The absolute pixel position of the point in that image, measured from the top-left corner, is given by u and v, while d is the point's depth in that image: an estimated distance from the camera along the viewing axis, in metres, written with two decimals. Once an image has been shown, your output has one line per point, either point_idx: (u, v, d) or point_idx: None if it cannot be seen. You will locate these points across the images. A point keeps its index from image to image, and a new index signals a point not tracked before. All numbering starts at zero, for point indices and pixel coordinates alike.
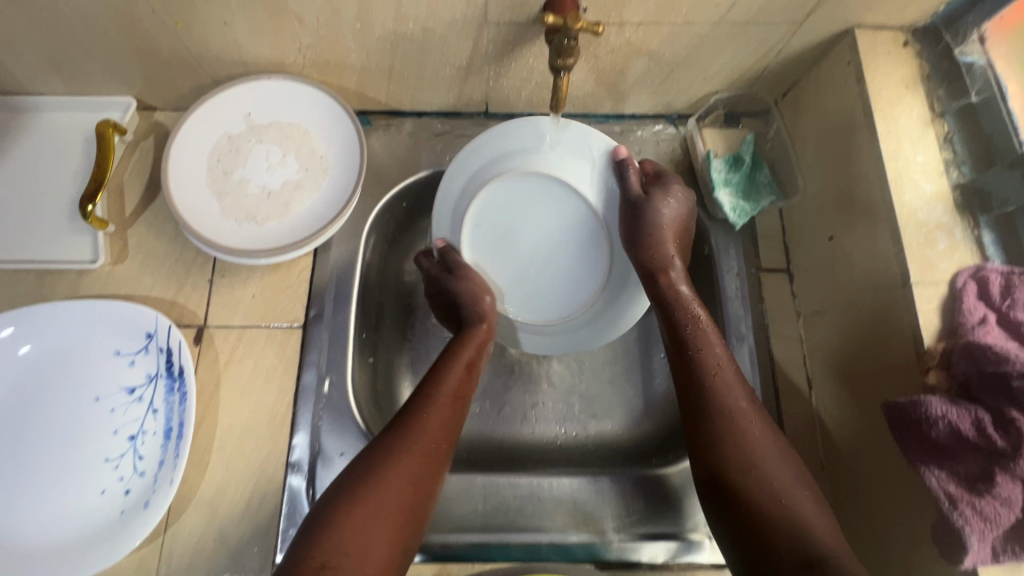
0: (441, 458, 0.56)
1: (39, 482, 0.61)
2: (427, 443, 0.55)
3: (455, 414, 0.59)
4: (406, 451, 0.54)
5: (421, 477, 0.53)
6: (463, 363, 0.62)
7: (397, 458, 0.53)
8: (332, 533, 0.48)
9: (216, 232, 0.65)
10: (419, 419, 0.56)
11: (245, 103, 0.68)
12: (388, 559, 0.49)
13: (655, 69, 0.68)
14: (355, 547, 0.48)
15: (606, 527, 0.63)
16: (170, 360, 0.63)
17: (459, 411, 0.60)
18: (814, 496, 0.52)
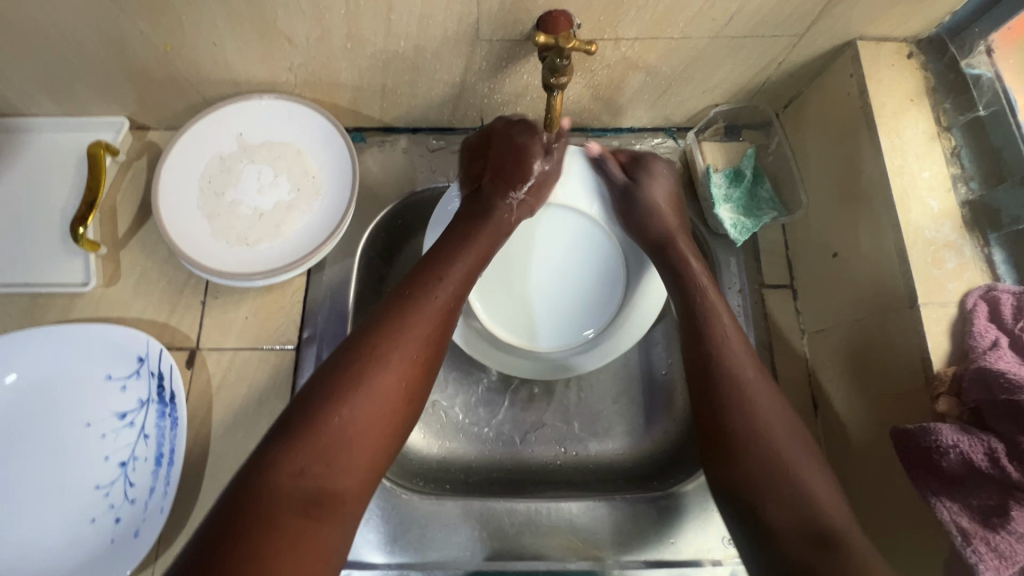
0: (429, 365, 0.52)
1: (29, 511, 0.60)
2: (415, 346, 0.51)
3: (448, 315, 0.54)
4: (393, 353, 0.49)
5: (410, 381, 0.50)
6: (472, 254, 0.59)
7: (380, 363, 0.48)
8: (300, 442, 0.44)
9: (207, 254, 0.64)
10: (415, 306, 0.53)
11: (236, 123, 0.68)
12: (366, 465, 0.46)
13: (653, 83, 0.67)
14: (329, 454, 0.44)
15: (606, 553, 0.62)
16: (161, 385, 0.62)
17: (456, 309, 0.56)
18: (824, 475, 0.50)
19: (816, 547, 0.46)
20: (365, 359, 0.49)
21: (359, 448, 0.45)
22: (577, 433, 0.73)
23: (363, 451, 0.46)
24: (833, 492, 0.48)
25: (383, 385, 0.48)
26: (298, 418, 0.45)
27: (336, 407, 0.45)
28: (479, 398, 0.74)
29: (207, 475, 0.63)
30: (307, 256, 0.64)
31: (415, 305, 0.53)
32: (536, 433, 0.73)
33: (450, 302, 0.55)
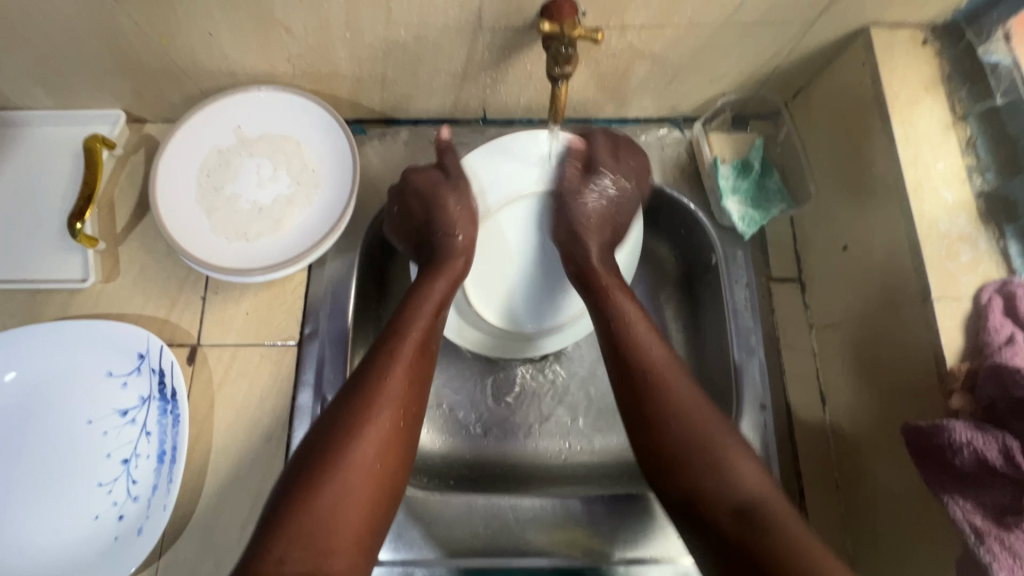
0: (409, 429, 0.53)
1: (32, 508, 0.60)
2: (390, 415, 0.52)
3: (419, 371, 0.55)
4: (366, 427, 0.50)
5: (388, 454, 0.50)
6: (432, 307, 0.58)
7: (355, 439, 0.49)
8: (285, 532, 0.45)
9: (206, 249, 0.63)
10: (382, 378, 0.53)
11: (233, 115, 0.66)
12: (358, 536, 0.47)
13: (659, 72, 0.65)
14: (315, 534, 0.45)
15: (611, 550, 0.61)
16: (162, 381, 0.62)
17: (424, 374, 0.56)
18: (750, 455, 0.51)
19: (739, 522, 0.47)
20: (340, 444, 0.49)
21: (347, 525, 0.47)
22: (580, 426, 0.72)
23: (351, 530, 0.47)
24: (759, 470, 0.49)
25: (361, 466, 0.49)
26: (281, 510, 0.46)
27: (317, 488, 0.47)
28: (481, 392, 0.73)
29: (209, 472, 0.62)
30: (308, 251, 0.63)
31: (382, 378, 0.53)
32: (539, 428, 0.72)
33: (415, 366, 0.55)
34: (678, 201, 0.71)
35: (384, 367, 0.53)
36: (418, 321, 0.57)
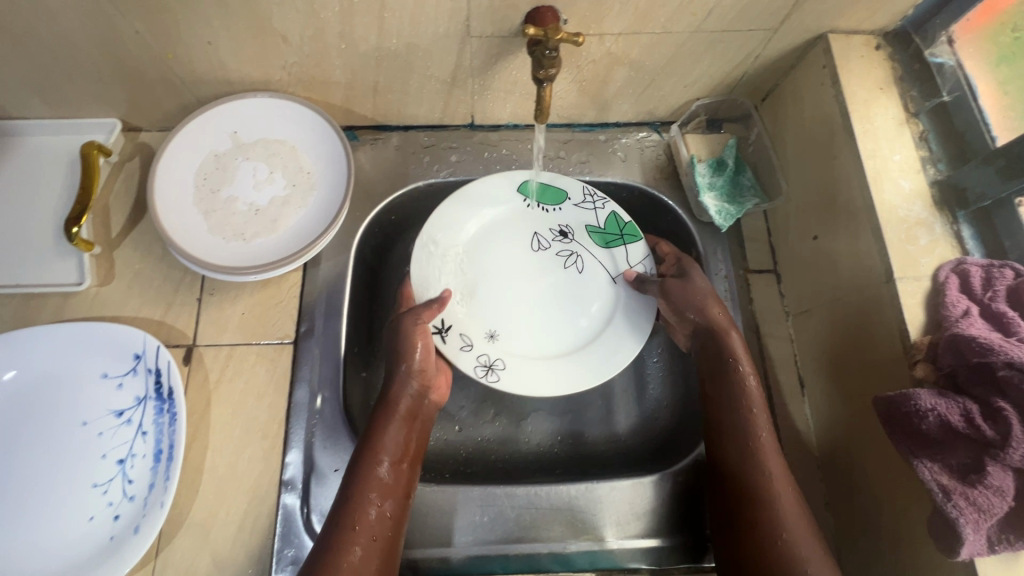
0: (390, 539, 0.55)
1: (24, 511, 0.59)
2: (372, 523, 0.54)
3: (398, 485, 0.57)
4: (352, 542, 0.52)
5: (372, 564, 0.52)
6: (403, 415, 0.60)
7: (346, 551, 0.52)
8: None
9: (203, 249, 0.64)
10: (344, 546, 0.52)
11: (232, 121, 0.68)
12: None
13: (637, 77, 0.69)
14: None
15: (605, 534, 0.62)
16: (159, 381, 0.63)
17: (410, 464, 0.59)
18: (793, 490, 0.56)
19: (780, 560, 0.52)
20: (335, 540, 0.52)
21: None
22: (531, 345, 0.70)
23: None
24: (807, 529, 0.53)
25: (352, 571, 0.51)
26: None
27: None
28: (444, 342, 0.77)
29: (206, 471, 0.62)
30: (305, 249, 0.64)
31: (349, 546, 0.52)
32: (488, 351, 0.68)
33: (392, 495, 0.56)
34: (659, 199, 0.76)
35: (356, 515, 0.54)
36: (394, 450, 0.58)
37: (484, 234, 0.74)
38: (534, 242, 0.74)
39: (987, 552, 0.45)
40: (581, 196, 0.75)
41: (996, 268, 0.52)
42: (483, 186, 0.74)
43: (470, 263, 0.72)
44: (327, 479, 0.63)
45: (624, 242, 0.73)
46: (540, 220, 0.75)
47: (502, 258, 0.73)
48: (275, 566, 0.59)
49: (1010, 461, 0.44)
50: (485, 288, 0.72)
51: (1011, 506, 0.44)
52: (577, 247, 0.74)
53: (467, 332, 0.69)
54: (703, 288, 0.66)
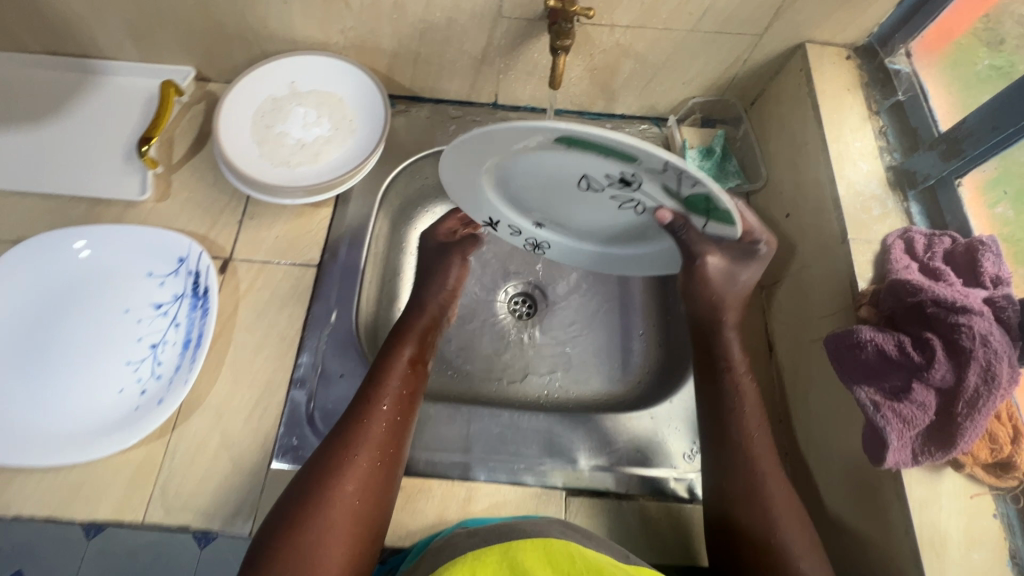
0: (408, 422, 0.64)
1: (64, 377, 0.67)
2: (393, 404, 0.63)
3: (413, 381, 0.67)
4: (375, 414, 0.62)
5: (392, 438, 0.61)
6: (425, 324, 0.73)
7: (370, 422, 0.61)
8: (307, 502, 0.55)
9: (255, 171, 0.74)
10: (369, 418, 0.61)
11: (291, 72, 0.79)
12: (371, 509, 0.57)
13: (642, 70, 0.80)
14: (337, 512, 0.55)
15: (578, 456, 0.68)
16: (197, 281, 0.71)
17: (422, 364, 0.69)
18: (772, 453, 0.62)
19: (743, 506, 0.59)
20: (361, 415, 0.62)
21: (333, 557, 0.53)
22: (576, 238, 0.69)
23: (337, 560, 0.53)
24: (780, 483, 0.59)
25: (374, 439, 0.60)
26: (314, 473, 0.57)
27: (342, 462, 0.58)
28: (484, 259, 0.91)
29: (226, 365, 0.69)
30: (344, 180, 0.74)
31: (373, 420, 0.61)
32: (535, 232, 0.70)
33: (409, 382, 0.66)
34: None
35: (380, 394, 0.63)
36: (411, 347, 0.69)
37: (517, 158, 0.57)
38: (580, 184, 0.56)
39: (910, 461, 0.51)
40: (661, 165, 0.47)
41: (938, 235, 0.60)
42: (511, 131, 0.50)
43: (518, 171, 0.59)
44: (333, 382, 0.70)
45: (706, 219, 0.54)
46: (595, 163, 0.52)
47: (539, 181, 0.59)
48: (276, 451, 0.65)
49: (932, 380, 0.51)
50: (530, 199, 0.63)
51: (932, 420, 0.51)
52: (638, 194, 0.55)
53: (513, 223, 0.70)
54: (739, 289, 0.67)
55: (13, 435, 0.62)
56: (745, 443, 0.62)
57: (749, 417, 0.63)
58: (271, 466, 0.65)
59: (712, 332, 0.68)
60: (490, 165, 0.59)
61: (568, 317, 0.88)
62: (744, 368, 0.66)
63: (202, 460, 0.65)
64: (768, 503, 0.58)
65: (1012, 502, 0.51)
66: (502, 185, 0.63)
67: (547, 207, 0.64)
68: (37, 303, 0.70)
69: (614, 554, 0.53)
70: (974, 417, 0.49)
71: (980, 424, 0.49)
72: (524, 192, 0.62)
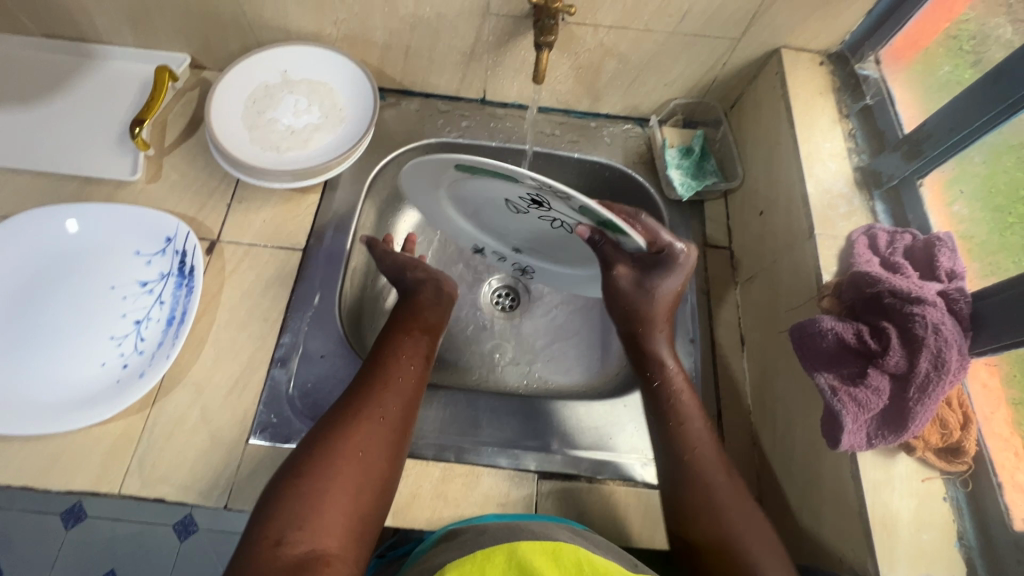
0: (419, 384, 0.66)
1: (47, 349, 0.68)
2: (403, 367, 0.65)
3: (421, 348, 0.69)
4: (386, 376, 0.64)
5: (402, 398, 0.63)
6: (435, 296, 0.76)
7: (382, 381, 0.63)
8: (318, 454, 0.56)
9: (244, 155, 0.75)
10: (379, 379, 0.63)
11: (283, 62, 0.81)
12: (381, 464, 0.58)
13: (625, 70, 0.83)
14: (347, 464, 0.56)
15: (551, 441, 0.70)
16: (183, 261, 0.72)
17: (432, 335, 0.72)
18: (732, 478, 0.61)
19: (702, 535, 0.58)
20: (371, 376, 0.64)
21: (338, 509, 0.54)
22: (544, 261, 0.81)
23: (345, 511, 0.54)
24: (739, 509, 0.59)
25: (385, 397, 0.62)
26: (325, 428, 0.59)
27: (353, 418, 0.59)
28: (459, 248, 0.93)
29: (208, 342, 0.71)
30: (331, 165, 0.75)
31: (384, 381, 0.63)
32: (512, 258, 0.83)
33: (417, 353, 0.68)
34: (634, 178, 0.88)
35: (390, 358, 0.66)
36: (421, 322, 0.72)
37: (464, 185, 0.71)
38: (509, 207, 0.69)
39: (863, 443, 0.53)
40: (540, 184, 0.58)
41: (899, 232, 0.62)
42: (426, 163, 0.67)
43: (462, 200, 0.75)
44: (314, 362, 0.72)
45: (617, 232, 0.62)
46: (506, 188, 0.64)
47: (484, 204, 0.72)
48: (255, 428, 0.67)
49: (887, 367, 0.53)
50: (489, 221, 0.77)
51: (886, 405, 0.53)
52: (554, 212, 0.64)
53: (496, 249, 0.83)
54: (660, 299, 0.68)
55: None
56: (693, 460, 0.61)
57: (700, 449, 0.62)
58: (249, 441, 0.66)
59: (641, 347, 0.69)
60: (449, 187, 0.73)
61: (548, 311, 0.90)
62: (690, 401, 0.65)
63: (181, 434, 0.66)
64: (717, 494, 0.60)
65: (960, 485, 0.54)
66: (467, 224, 0.81)
67: (506, 233, 0.78)
68: (25, 278, 0.71)
69: (620, 561, 0.51)
70: (924, 402, 0.51)
71: (929, 407, 0.51)
72: (483, 215, 0.76)
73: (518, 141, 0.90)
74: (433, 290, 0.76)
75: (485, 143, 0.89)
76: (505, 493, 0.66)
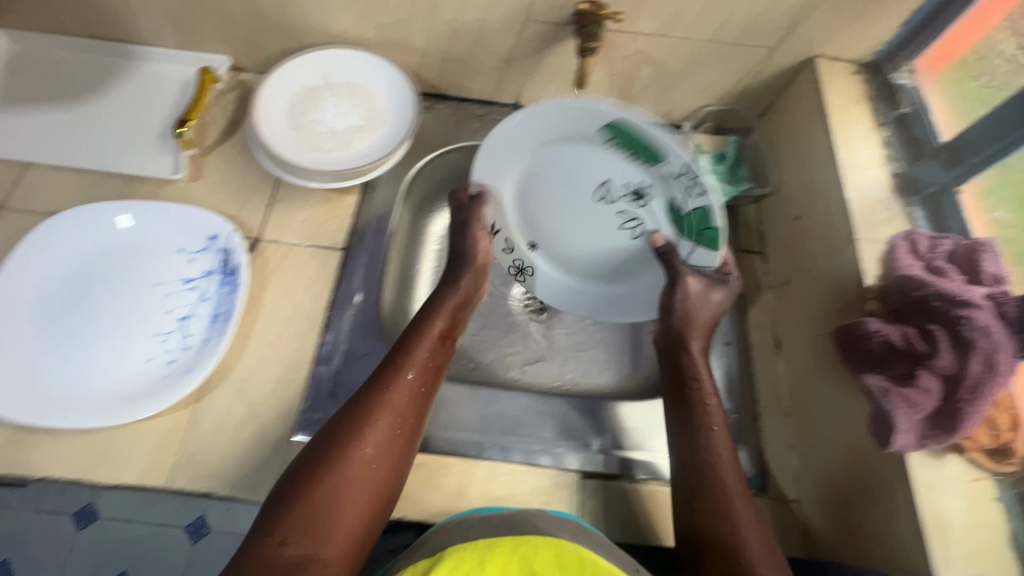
0: (427, 394, 0.63)
1: (93, 345, 0.69)
2: (415, 373, 0.63)
3: (434, 353, 0.66)
4: (398, 382, 0.61)
5: (410, 409, 0.60)
6: (459, 295, 0.71)
7: (393, 388, 0.60)
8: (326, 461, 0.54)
9: (289, 155, 0.77)
10: (390, 385, 0.60)
11: (326, 64, 0.82)
12: (384, 476, 0.56)
13: (660, 76, 0.84)
14: (354, 476, 0.54)
15: (591, 441, 0.70)
16: (227, 259, 0.73)
17: (450, 340, 0.69)
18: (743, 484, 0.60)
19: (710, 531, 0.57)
20: (382, 379, 0.61)
21: (344, 520, 0.52)
22: (556, 265, 0.81)
23: (349, 521, 0.53)
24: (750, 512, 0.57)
25: (393, 405, 0.59)
26: (333, 433, 0.56)
27: (360, 425, 0.57)
28: None
29: (252, 340, 0.71)
30: (371, 168, 0.76)
31: (393, 388, 0.60)
32: (522, 256, 0.81)
33: (434, 359, 0.65)
34: None
35: (404, 363, 0.62)
36: (440, 325, 0.68)
37: (557, 159, 0.75)
38: (598, 191, 0.74)
39: (917, 442, 0.54)
40: (679, 168, 0.67)
41: (942, 236, 0.63)
42: (557, 104, 0.69)
43: (547, 164, 0.75)
44: (356, 361, 0.72)
45: (695, 243, 0.71)
46: (616, 169, 0.72)
47: (561, 188, 0.76)
48: (300, 425, 0.67)
49: (937, 368, 0.54)
50: (542, 214, 0.78)
51: (938, 405, 0.54)
52: (643, 212, 0.74)
53: (513, 240, 0.81)
54: (713, 306, 0.70)
55: (48, 400, 0.64)
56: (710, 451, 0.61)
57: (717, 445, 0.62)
58: (293, 439, 0.66)
59: (681, 351, 0.69)
60: (536, 155, 0.76)
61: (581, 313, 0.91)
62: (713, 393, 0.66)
63: (227, 429, 0.66)
64: (722, 488, 0.59)
65: (1010, 486, 0.55)
66: (515, 208, 0.79)
67: (549, 234, 0.79)
68: (70, 273, 0.71)
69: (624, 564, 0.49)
70: (976, 401, 0.52)
71: (981, 409, 0.52)
72: (538, 205, 0.78)
73: None
74: (456, 294, 0.71)
75: None
76: (547, 492, 0.66)
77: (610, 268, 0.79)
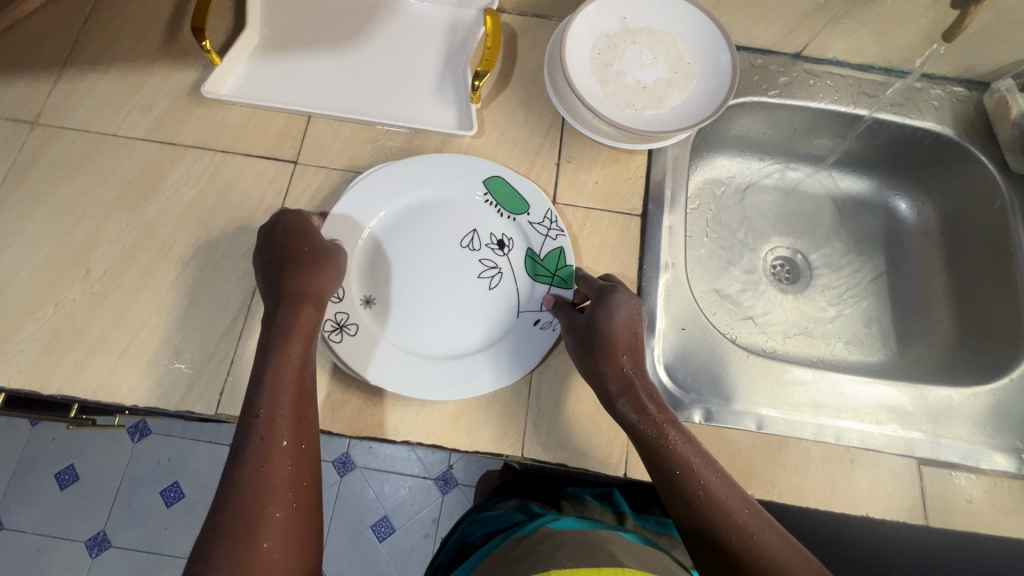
0: (302, 441, 0.54)
1: (421, 313, 0.67)
2: (286, 415, 0.53)
3: (305, 380, 0.56)
4: (268, 435, 0.52)
5: (300, 458, 0.53)
6: (306, 325, 0.58)
7: (266, 442, 0.52)
8: (238, 514, 0.49)
9: (610, 112, 0.71)
10: (274, 437, 0.52)
11: (624, 7, 0.74)
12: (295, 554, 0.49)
13: (997, 23, 0.75)
14: (268, 542, 0.48)
15: (921, 425, 0.70)
16: (535, 229, 0.70)
17: (305, 379, 0.56)
18: (766, 524, 0.53)
19: None
20: (259, 425, 0.52)
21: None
22: (444, 343, 0.66)
23: None
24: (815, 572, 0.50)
25: (279, 457, 0.52)
26: (234, 489, 0.50)
27: (249, 482, 0.50)
28: (757, 215, 0.93)
29: None
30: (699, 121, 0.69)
31: (252, 447, 0.51)
32: (351, 312, 0.65)
33: (288, 403, 0.54)
34: (968, 147, 0.82)
35: (263, 404, 0.53)
36: (292, 360, 0.56)
37: (439, 174, 0.71)
38: (464, 237, 0.71)
39: None
40: (540, 216, 0.70)
41: None
42: (418, 163, 0.70)
43: (377, 182, 0.69)
44: (676, 335, 0.71)
45: (550, 285, 0.69)
46: (451, 219, 0.71)
47: (411, 225, 0.70)
48: None
49: None
50: (402, 261, 0.69)
51: None
52: (505, 262, 0.70)
53: (347, 286, 0.66)
54: (618, 330, 0.61)
55: (415, 361, 0.64)
56: (704, 506, 0.54)
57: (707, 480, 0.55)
58: None
59: (608, 400, 0.59)
60: (385, 176, 0.70)
61: (853, 283, 0.91)
62: (663, 421, 0.57)
63: (566, 399, 0.66)
64: (726, 522, 0.53)
65: None
66: (364, 259, 0.68)
67: (423, 316, 0.67)
68: (398, 231, 0.70)
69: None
70: None
71: None
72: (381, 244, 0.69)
73: (845, 104, 0.83)
74: (313, 312, 0.59)
75: (809, 105, 0.83)
76: (887, 475, 0.66)
77: (436, 331, 0.67)
